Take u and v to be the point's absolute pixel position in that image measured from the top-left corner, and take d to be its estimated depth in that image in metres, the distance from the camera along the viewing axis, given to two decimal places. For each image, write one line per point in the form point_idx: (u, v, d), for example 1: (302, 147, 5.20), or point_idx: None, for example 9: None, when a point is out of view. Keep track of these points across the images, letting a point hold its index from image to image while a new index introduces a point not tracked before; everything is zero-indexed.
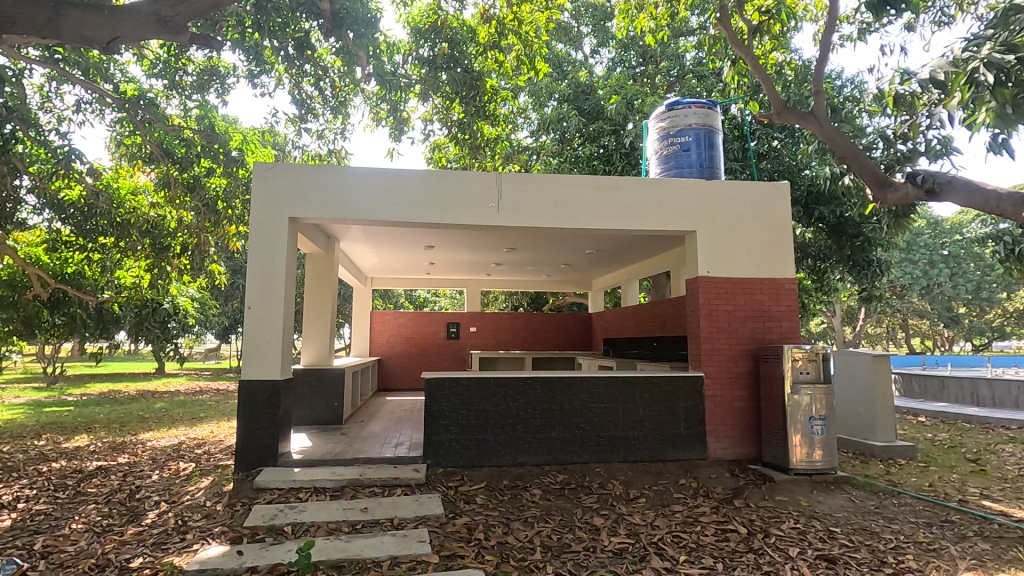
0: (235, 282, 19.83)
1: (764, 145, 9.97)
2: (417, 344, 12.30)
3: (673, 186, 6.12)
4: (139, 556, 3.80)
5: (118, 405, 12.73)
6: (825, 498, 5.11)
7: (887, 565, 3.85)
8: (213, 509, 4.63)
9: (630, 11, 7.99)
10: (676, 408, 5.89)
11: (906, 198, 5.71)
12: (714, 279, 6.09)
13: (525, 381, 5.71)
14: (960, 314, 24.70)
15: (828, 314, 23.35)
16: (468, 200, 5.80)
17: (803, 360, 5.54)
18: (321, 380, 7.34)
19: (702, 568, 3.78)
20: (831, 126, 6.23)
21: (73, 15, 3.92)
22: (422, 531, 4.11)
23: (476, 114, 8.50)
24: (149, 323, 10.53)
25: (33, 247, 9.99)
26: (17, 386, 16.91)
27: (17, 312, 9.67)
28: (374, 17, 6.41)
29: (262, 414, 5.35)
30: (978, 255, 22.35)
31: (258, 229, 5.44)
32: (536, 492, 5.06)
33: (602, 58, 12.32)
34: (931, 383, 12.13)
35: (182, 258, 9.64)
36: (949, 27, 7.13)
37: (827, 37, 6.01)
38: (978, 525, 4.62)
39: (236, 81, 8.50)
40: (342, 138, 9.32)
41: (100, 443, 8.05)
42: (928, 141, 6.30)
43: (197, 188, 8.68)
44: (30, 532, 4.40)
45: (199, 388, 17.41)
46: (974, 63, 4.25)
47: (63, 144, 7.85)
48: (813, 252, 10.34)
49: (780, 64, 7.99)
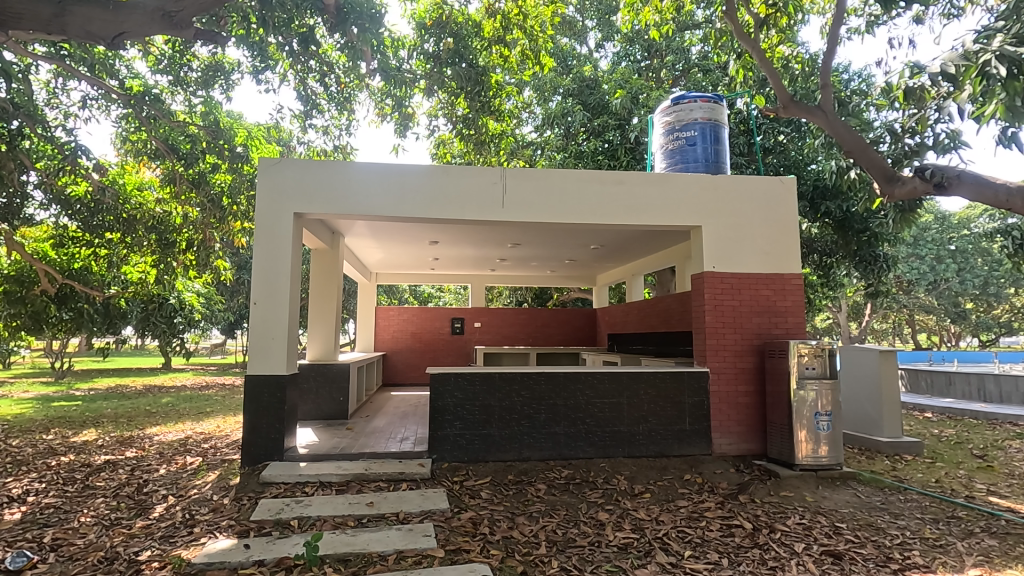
0: (240, 278, 19.92)
1: (769, 139, 9.96)
2: (421, 338, 12.34)
3: (679, 181, 6.09)
4: (148, 549, 3.83)
5: (125, 400, 12.71)
6: (830, 494, 5.10)
7: (892, 561, 3.83)
8: (221, 503, 4.66)
9: (635, 5, 7.75)
10: (681, 403, 5.88)
11: (913, 193, 5.67)
12: (719, 274, 6.06)
13: (529, 377, 5.71)
14: (967, 309, 24.62)
15: (833, 309, 23.26)
16: (472, 196, 5.79)
17: (809, 356, 5.51)
18: (326, 375, 7.38)
19: (707, 563, 3.78)
20: (838, 119, 6.07)
21: (79, 11, 3.91)
22: (427, 525, 4.12)
23: (481, 109, 8.36)
24: (155, 318, 10.85)
25: (40, 242, 10.00)
26: (26, 381, 17.08)
27: (25, 308, 9.57)
28: (379, 12, 6.47)
29: (267, 409, 5.37)
30: (985, 250, 22.16)
31: (264, 226, 5.45)
32: (541, 488, 5.06)
33: (607, 52, 12.24)
34: (939, 378, 12.08)
35: (187, 253, 9.76)
36: (958, 19, 7.03)
37: (835, 30, 5.91)
38: (986, 520, 4.61)
39: (240, 77, 8.48)
40: (348, 134, 9.33)
41: (107, 438, 8.05)
42: (935, 134, 6.20)
43: (203, 183, 8.71)
44: (39, 525, 4.44)
45: (204, 384, 17.36)
46: (986, 55, 4.20)
47: (69, 141, 7.90)
48: (819, 247, 10.31)
49: (787, 58, 7.82)
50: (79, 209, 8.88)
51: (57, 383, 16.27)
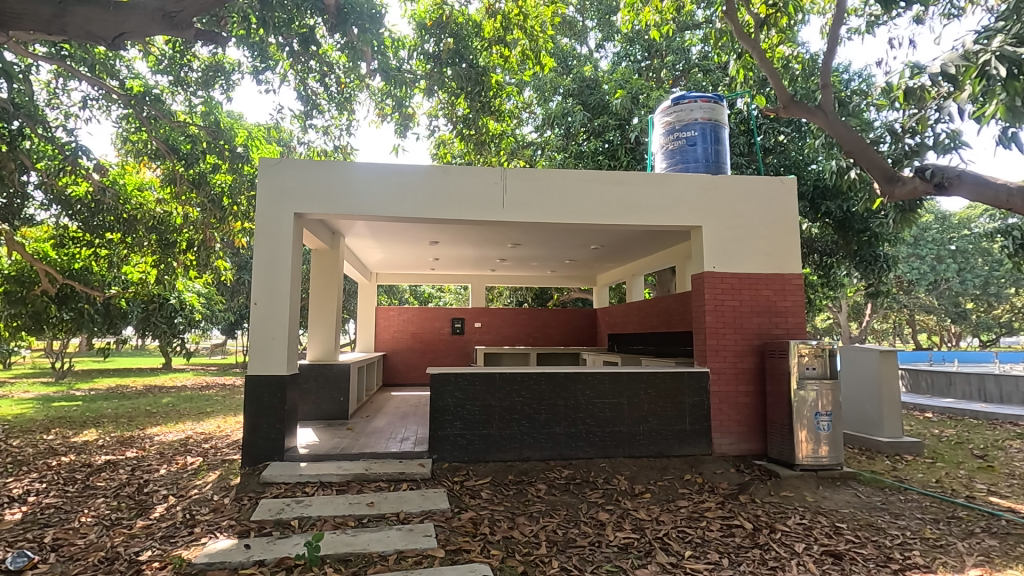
0: (240, 278, 19.94)
1: (769, 139, 9.96)
2: (421, 339, 12.34)
3: (680, 181, 6.08)
4: (149, 549, 3.83)
5: (125, 400, 12.72)
6: (831, 494, 5.10)
7: (892, 561, 3.83)
8: (221, 503, 4.66)
9: (635, 6, 7.76)
10: (681, 403, 5.88)
11: (913, 193, 5.66)
12: (719, 274, 6.06)
13: (530, 377, 5.71)
14: (967, 309, 24.60)
15: (833, 309, 23.25)
16: (473, 196, 5.79)
17: (810, 356, 5.51)
18: (327, 375, 7.39)
19: (707, 563, 3.78)
20: (838, 120, 6.07)
21: (79, 11, 3.92)
22: (427, 525, 4.13)
23: (481, 109, 8.36)
24: (155, 318, 11.12)
25: (40, 242, 10.02)
26: (26, 381, 17.14)
27: (26, 308, 9.61)
28: (379, 12, 6.47)
29: (268, 409, 5.38)
30: (986, 250, 22.15)
31: (264, 226, 5.46)
32: (541, 488, 5.06)
33: (607, 52, 12.25)
34: (939, 379, 12.08)
35: (188, 254, 9.75)
36: (958, 19, 7.03)
37: (835, 30, 5.91)
38: (986, 521, 4.60)
39: (241, 77, 8.49)
40: (348, 134, 9.33)
41: (107, 438, 8.06)
42: (935, 134, 6.20)
43: (203, 184, 8.72)
44: (40, 525, 4.45)
45: (204, 384, 17.35)
46: (986, 55, 4.20)
47: (69, 141, 7.90)
48: (820, 247, 10.31)
49: (787, 58, 7.82)
50: (79, 209, 8.88)
51: (58, 383, 16.30)
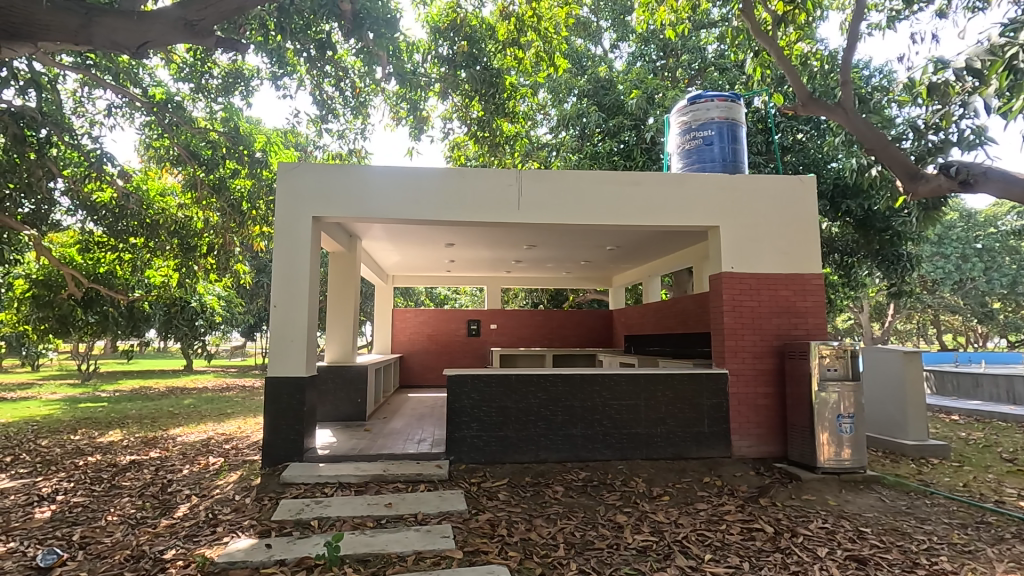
0: (259, 281, 20.22)
1: (788, 138, 9.83)
2: (437, 340, 12.42)
3: (697, 180, 6.03)
4: (173, 548, 3.90)
5: (148, 401, 13.00)
6: (854, 497, 5.00)
7: (919, 566, 3.75)
8: (242, 502, 4.73)
9: (650, 5, 7.72)
10: (699, 405, 5.83)
11: (938, 190, 5.55)
12: (737, 274, 6.00)
13: (546, 379, 5.70)
14: (994, 309, 23.96)
15: (854, 310, 22.86)
16: (488, 199, 5.80)
17: (831, 357, 5.41)
18: (345, 376, 7.44)
19: (727, 567, 3.73)
20: (859, 117, 5.99)
21: (104, 21, 4.12)
22: (445, 526, 4.15)
23: (495, 111, 8.51)
24: (177, 321, 11.63)
25: (67, 247, 10.30)
26: (57, 381, 17.97)
27: (53, 312, 9.92)
28: (393, 17, 6.53)
29: (287, 410, 5.44)
30: (1014, 249, 21.60)
31: (284, 229, 5.53)
32: (559, 489, 5.05)
33: (622, 52, 12.23)
34: (965, 381, 11.82)
35: (208, 257, 9.81)
36: (984, 13, 6.85)
37: (854, 27, 5.81)
38: (1017, 526, 4.47)
39: (260, 83, 8.72)
40: (362, 138, 9.44)
41: (132, 438, 8.25)
42: (960, 131, 6.08)
43: (223, 189, 8.81)
44: (68, 523, 4.54)
45: (224, 385, 17.59)
46: (1013, 49, 4.07)
47: (95, 148, 8.08)
48: (840, 246, 10.06)
49: (805, 55, 7.73)
50: (104, 214, 9.11)
51: (85, 383, 16.75)
